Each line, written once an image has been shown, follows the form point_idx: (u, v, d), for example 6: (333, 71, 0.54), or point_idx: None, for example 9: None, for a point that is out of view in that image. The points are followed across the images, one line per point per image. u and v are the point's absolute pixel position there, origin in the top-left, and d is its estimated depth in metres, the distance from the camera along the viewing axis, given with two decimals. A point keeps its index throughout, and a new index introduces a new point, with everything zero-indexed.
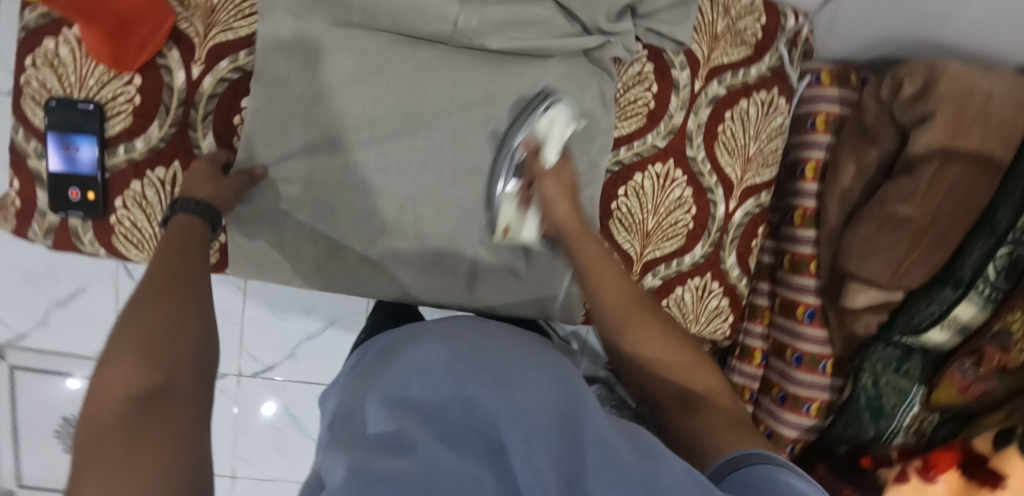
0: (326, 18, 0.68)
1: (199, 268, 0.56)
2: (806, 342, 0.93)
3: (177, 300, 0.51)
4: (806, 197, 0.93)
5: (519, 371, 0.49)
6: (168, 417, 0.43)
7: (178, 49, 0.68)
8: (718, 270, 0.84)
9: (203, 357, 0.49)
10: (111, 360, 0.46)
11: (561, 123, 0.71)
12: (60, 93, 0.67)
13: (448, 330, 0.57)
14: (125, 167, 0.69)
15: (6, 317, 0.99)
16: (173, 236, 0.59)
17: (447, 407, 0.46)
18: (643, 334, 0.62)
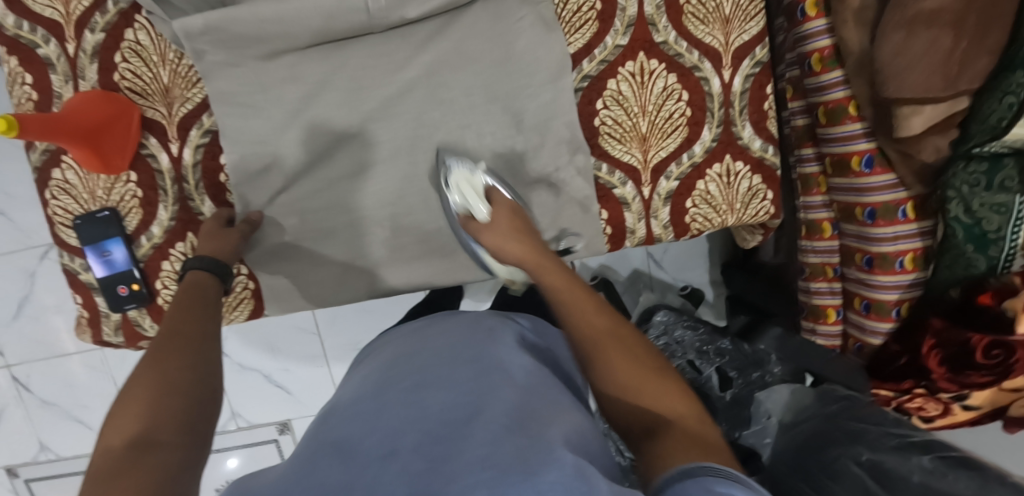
0: (256, 55, 0.69)
1: (208, 321, 0.60)
2: (874, 194, 0.83)
3: (184, 356, 0.54)
4: (818, 36, 0.82)
5: (441, 376, 0.53)
6: (150, 467, 0.44)
7: (153, 135, 0.73)
8: (736, 149, 0.76)
9: (200, 404, 0.51)
10: (118, 411, 0.49)
11: (465, 181, 0.70)
12: (80, 211, 0.75)
13: (412, 338, 0.63)
14: (153, 253, 0.76)
15: None
16: (185, 292, 0.63)
17: (362, 405, 0.52)
18: (611, 354, 0.52)
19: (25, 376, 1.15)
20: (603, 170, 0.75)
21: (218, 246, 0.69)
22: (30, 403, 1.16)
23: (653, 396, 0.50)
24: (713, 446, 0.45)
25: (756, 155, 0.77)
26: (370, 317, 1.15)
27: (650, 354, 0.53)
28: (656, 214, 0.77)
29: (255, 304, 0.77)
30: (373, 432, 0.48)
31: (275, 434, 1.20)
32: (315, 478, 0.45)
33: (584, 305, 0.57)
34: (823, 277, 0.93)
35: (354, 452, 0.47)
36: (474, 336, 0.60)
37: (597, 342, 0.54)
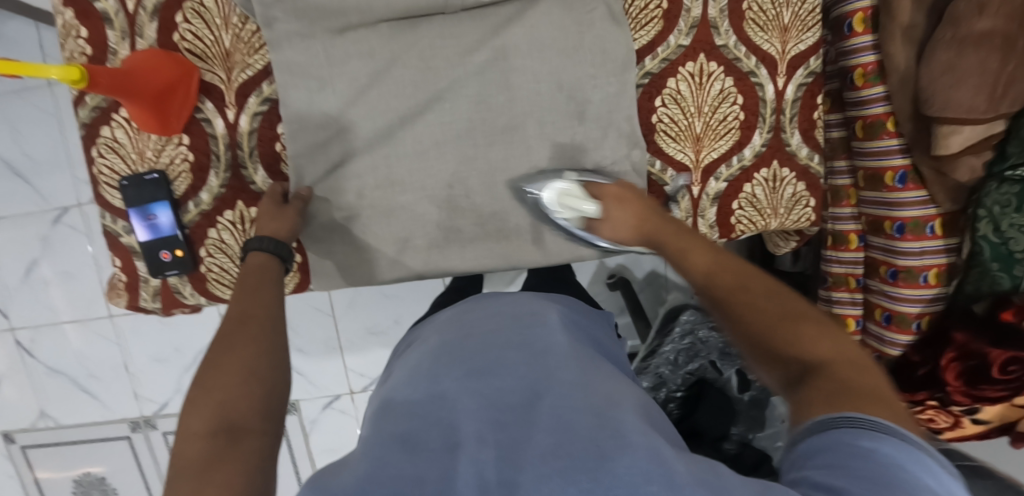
0: (326, 27, 0.70)
1: (272, 305, 0.61)
2: (906, 209, 0.86)
3: (253, 342, 0.56)
4: (864, 52, 0.85)
5: (498, 361, 0.54)
6: (239, 453, 0.46)
7: (210, 100, 0.73)
8: (784, 155, 0.78)
9: (274, 388, 0.53)
10: (197, 400, 0.50)
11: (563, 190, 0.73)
12: (127, 172, 0.73)
13: (454, 325, 0.63)
14: (199, 220, 0.75)
15: (147, 395, 1.15)
16: (249, 276, 0.64)
17: (421, 398, 0.53)
18: (750, 309, 0.58)
19: (29, 342, 1.12)
20: (657, 166, 0.77)
21: (275, 223, 0.68)
22: (32, 369, 1.13)
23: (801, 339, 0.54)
24: (870, 391, 0.48)
25: (803, 162, 0.79)
26: (389, 301, 1.14)
27: (791, 303, 0.58)
28: (702, 214, 0.79)
29: (301, 277, 0.78)
30: (437, 425, 0.49)
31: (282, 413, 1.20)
32: (388, 469, 0.45)
33: (709, 262, 0.64)
34: (846, 287, 0.96)
35: (421, 446, 0.47)
36: (518, 322, 0.60)
37: (737, 298, 0.60)
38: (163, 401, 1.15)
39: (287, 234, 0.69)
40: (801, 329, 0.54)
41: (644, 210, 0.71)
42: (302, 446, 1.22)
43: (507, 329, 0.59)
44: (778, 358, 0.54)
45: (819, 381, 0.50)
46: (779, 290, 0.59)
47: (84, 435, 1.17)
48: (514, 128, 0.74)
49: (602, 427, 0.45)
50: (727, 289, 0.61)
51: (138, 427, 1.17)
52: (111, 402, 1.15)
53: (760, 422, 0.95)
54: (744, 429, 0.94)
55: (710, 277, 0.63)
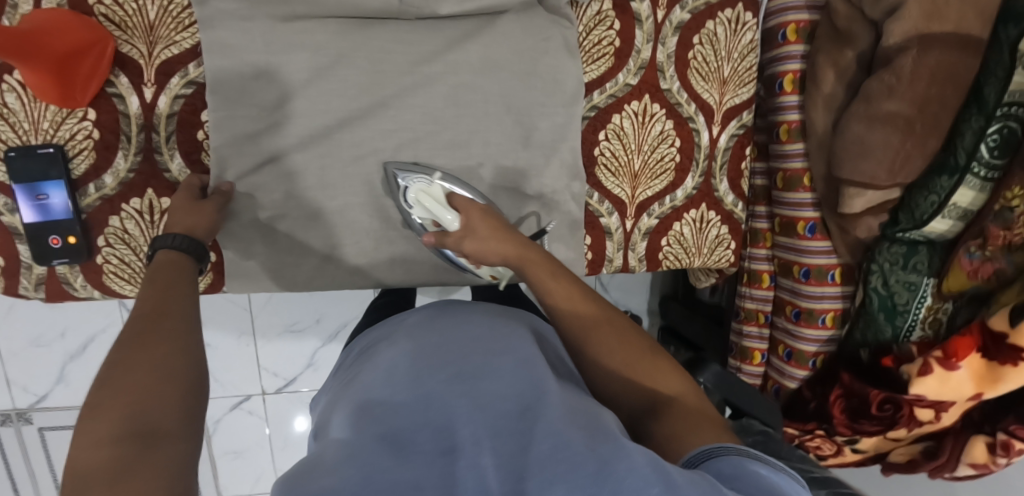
0: (270, 14, 0.65)
1: (187, 304, 0.53)
2: (812, 256, 0.93)
3: (166, 341, 0.48)
4: (789, 111, 0.91)
5: (483, 361, 0.49)
6: (157, 462, 0.39)
7: (126, 74, 0.66)
8: (711, 199, 0.83)
9: (196, 391, 0.46)
10: (100, 405, 0.42)
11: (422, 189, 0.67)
12: (16, 143, 0.64)
13: (423, 322, 0.57)
14: (100, 205, 0.68)
15: (20, 385, 1.01)
16: (161, 271, 0.57)
17: (401, 398, 0.46)
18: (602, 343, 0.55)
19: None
20: (595, 198, 0.79)
21: (191, 219, 0.63)
22: None
23: (647, 375, 0.54)
24: (713, 421, 0.50)
25: (728, 208, 0.84)
26: (310, 299, 1.08)
27: (638, 336, 0.56)
28: (633, 247, 0.81)
29: (216, 278, 0.72)
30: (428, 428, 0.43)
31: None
32: (381, 476, 0.38)
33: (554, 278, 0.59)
34: (755, 322, 1.01)
35: (412, 451, 0.41)
36: (498, 322, 0.56)
37: (603, 329, 0.56)
38: (40, 394, 1.02)
39: (204, 235, 0.63)
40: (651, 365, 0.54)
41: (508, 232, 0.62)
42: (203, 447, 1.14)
43: (491, 327, 0.54)
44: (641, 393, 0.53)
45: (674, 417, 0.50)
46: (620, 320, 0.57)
47: None
48: (459, 144, 0.72)
49: (601, 437, 0.42)
50: (588, 321, 0.56)
51: (8, 420, 1.03)
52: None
53: None
54: None
55: (571, 305, 0.57)
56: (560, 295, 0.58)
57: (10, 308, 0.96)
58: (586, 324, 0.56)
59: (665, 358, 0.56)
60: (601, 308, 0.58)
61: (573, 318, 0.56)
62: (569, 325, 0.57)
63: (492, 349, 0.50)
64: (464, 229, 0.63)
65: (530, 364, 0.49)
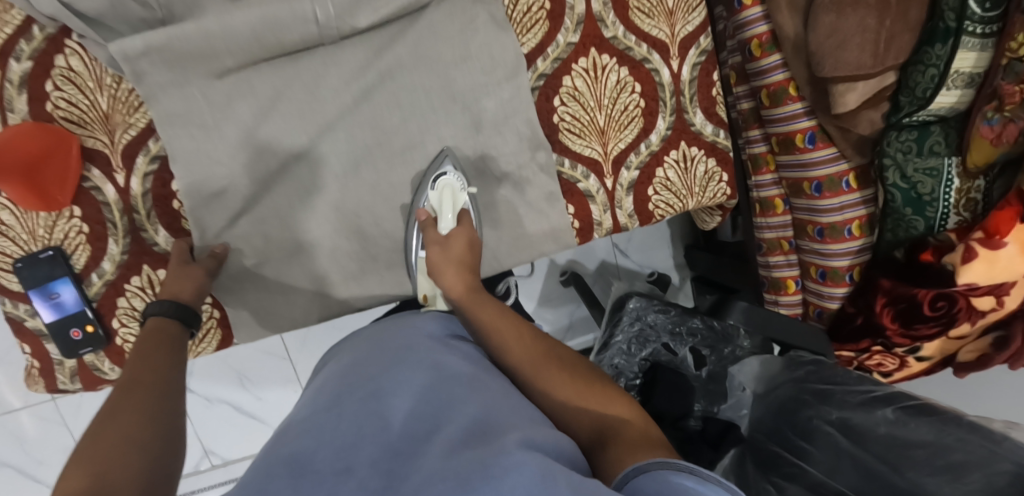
0: (202, 74, 0.67)
1: (176, 373, 0.58)
2: (819, 168, 0.86)
3: (146, 402, 0.53)
4: (756, 22, 0.85)
5: (398, 379, 0.53)
6: None
7: (95, 166, 0.70)
8: (689, 135, 0.79)
9: (171, 450, 0.50)
10: (78, 458, 0.46)
11: (452, 190, 0.72)
12: (20, 254, 0.70)
13: (364, 345, 0.62)
14: (106, 291, 0.72)
15: None
16: (148, 337, 0.61)
17: (314, 419, 0.51)
18: (552, 381, 0.58)
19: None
20: (566, 165, 0.77)
21: (177, 284, 0.66)
22: None
23: (589, 402, 0.57)
24: (656, 442, 0.51)
25: (709, 139, 0.80)
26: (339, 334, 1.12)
27: (584, 374, 0.60)
28: (619, 205, 0.79)
29: (224, 332, 0.76)
30: (330, 448, 0.46)
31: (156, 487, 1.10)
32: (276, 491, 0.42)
33: (513, 335, 0.62)
34: (779, 251, 0.96)
35: (312, 477, 0.44)
36: (429, 334, 0.61)
37: (550, 369, 0.59)
38: None
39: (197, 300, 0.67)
40: (596, 397, 0.57)
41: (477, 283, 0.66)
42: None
43: (422, 347, 0.58)
44: (591, 421, 0.55)
45: (621, 440, 0.52)
46: (569, 365, 0.61)
47: None
48: (416, 148, 0.73)
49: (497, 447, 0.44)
50: (536, 365, 0.60)
51: None
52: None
53: (721, 394, 0.96)
54: (706, 405, 0.95)
55: (520, 349, 0.61)
56: (511, 338, 0.61)
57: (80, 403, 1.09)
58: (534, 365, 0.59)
59: (607, 387, 0.59)
60: (544, 350, 0.62)
61: (519, 363, 0.60)
62: (518, 367, 0.60)
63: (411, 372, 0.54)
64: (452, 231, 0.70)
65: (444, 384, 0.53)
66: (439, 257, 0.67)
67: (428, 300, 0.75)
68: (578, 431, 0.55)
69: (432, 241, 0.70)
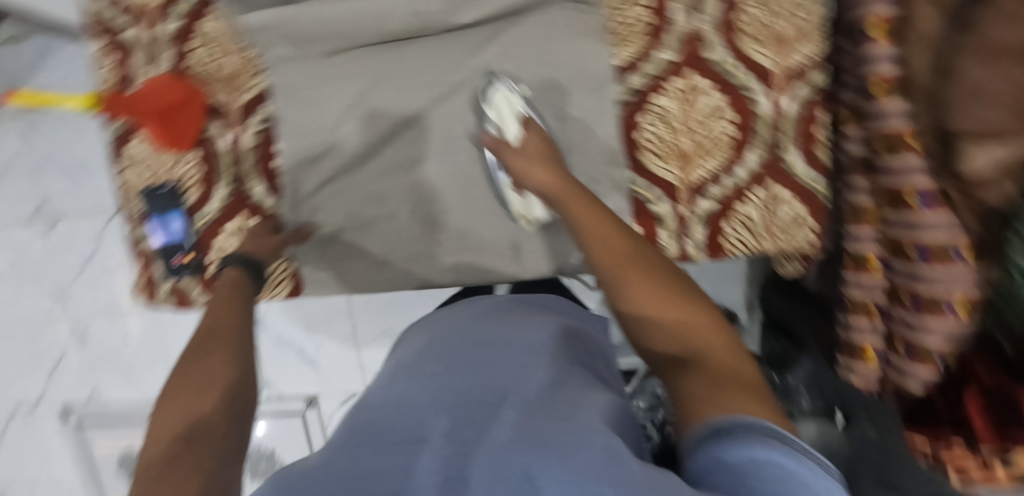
0: (318, 50, 0.74)
1: (244, 322, 0.62)
2: (929, 230, 0.69)
3: (217, 352, 0.56)
4: (881, 63, 0.73)
5: (472, 359, 0.53)
6: (203, 453, 0.46)
7: (217, 119, 0.78)
8: (781, 174, 0.74)
9: (239, 394, 0.53)
10: (166, 408, 0.51)
11: (507, 98, 0.72)
12: (146, 185, 0.81)
13: (440, 328, 0.62)
14: (208, 228, 0.82)
15: None
16: (222, 289, 0.67)
17: (387, 396, 0.50)
18: (642, 289, 0.53)
19: (66, 336, 1.31)
20: (641, 184, 0.75)
21: (256, 244, 0.74)
22: (83, 356, 1.31)
23: (682, 326, 0.50)
24: (749, 383, 0.44)
25: (804, 183, 0.74)
26: (400, 304, 1.19)
27: (677, 287, 0.54)
28: (690, 233, 0.76)
29: (294, 285, 0.81)
30: (403, 420, 0.46)
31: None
32: (346, 461, 0.42)
33: (611, 239, 0.59)
34: (865, 315, 0.78)
35: (387, 441, 0.43)
36: (501, 322, 0.60)
37: (631, 273, 0.55)
38: None
39: (264, 252, 0.74)
40: (686, 318, 0.50)
41: (584, 200, 0.64)
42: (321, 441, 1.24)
43: (493, 334, 0.57)
44: (674, 344, 0.49)
45: (694, 371, 0.46)
46: (670, 279, 0.54)
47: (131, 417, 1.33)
48: None
49: (567, 430, 0.40)
50: (625, 269, 0.55)
51: None
52: (147, 389, 1.32)
53: None
54: None
55: (605, 253, 0.57)
56: (595, 238, 0.59)
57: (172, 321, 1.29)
58: (616, 269, 0.56)
59: (698, 305, 0.52)
60: (632, 254, 0.57)
61: (606, 266, 0.56)
62: (603, 270, 0.56)
63: (480, 358, 0.53)
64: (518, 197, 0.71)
65: (511, 368, 0.51)
66: (525, 169, 0.67)
67: (528, 221, 0.75)
68: (651, 347, 0.51)
69: (509, 154, 0.68)
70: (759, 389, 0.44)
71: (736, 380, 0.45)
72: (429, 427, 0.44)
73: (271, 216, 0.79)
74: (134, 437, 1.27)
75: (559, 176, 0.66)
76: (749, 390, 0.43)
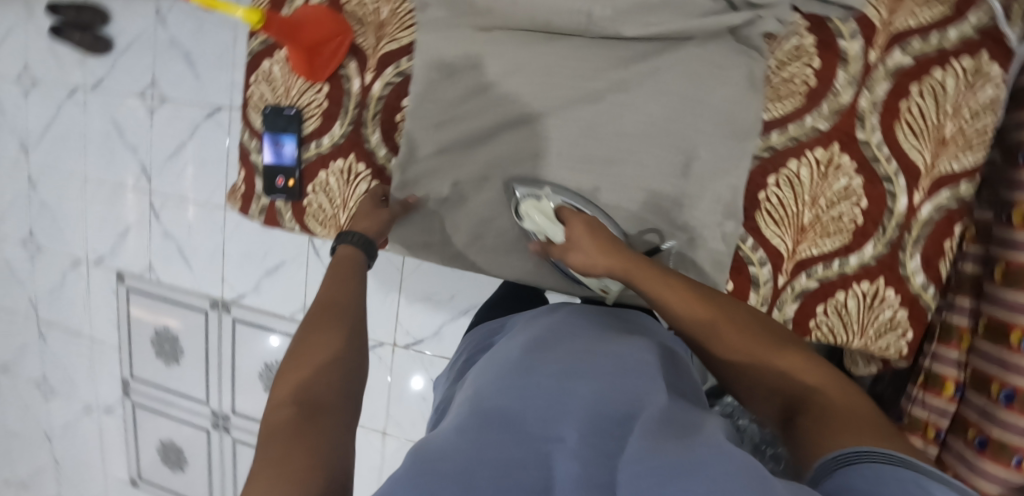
0: (470, 24, 0.74)
1: (355, 292, 0.72)
2: (1017, 377, 0.75)
3: (331, 327, 0.67)
4: None
5: (586, 365, 0.58)
6: (323, 421, 0.57)
7: (355, 60, 0.79)
8: (893, 275, 0.71)
9: (352, 369, 0.64)
10: (289, 374, 0.62)
11: (534, 205, 0.73)
12: (271, 102, 0.85)
13: (546, 324, 0.69)
14: (315, 159, 0.84)
15: (231, 282, 1.45)
16: (341, 265, 0.75)
17: (508, 379, 0.57)
18: (734, 343, 0.60)
19: (159, 207, 1.46)
20: (748, 243, 0.74)
21: (365, 222, 0.78)
22: (154, 231, 1.47)
23: (773, 359, 0.58)
24: (860, 415, 0.51)
25: (914, 290, 0.71)
26: (448, 275, 1.27)
27: (760, 332, 0.61)
28: (781, 305, 0.74)
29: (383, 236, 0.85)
30: (535, 411, 0.53)
31: (208, 306, 1.47)
32: (489, 452, 0.48)
33: (680, 291, 0.62)
34: (921, 431, 0.86)
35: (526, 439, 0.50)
36: (599, 336, 0.65)
37: (728, 332, 0.60)
38: (241, 292, 1.44)
39: (376, 234, 0.78)
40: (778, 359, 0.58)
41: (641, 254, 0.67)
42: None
43: (600, 336, 0.64)
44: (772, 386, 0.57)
45: (817, 412, 0.52)
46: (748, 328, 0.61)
47: (181, 296, 1.48)
48: (615, 162, 0.74)
49: (694, 446, 0.47)
50: (707, 324, 0.61)
51: (216, 306, 1.46)
52: (202, 275, 1.46)
53: None
54: None
55: (693, 313, 0.62)
56: (682, 304, 0.62)
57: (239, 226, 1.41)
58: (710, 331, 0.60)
59: (793, 350, 0.59)
60: (720, 312, 0.62)
61: (685, 318, 0.61)
62: (688, 327, 0.61)
63: (598, 357, 0.59)
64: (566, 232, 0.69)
65: (630, 370, 0.58)
66: (581, 264, 0.66)
67: (609, 292, 0.76)
68: (767, 395, 0.58)
69: (565, 251, 0.68)
70: (880, 422, 0.51)
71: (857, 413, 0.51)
72: (562, 427, 0.51)
73: (380, 168, 0.81)
74: (188, 316, 1.47)
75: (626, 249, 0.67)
76: (871, 428, 0.49)
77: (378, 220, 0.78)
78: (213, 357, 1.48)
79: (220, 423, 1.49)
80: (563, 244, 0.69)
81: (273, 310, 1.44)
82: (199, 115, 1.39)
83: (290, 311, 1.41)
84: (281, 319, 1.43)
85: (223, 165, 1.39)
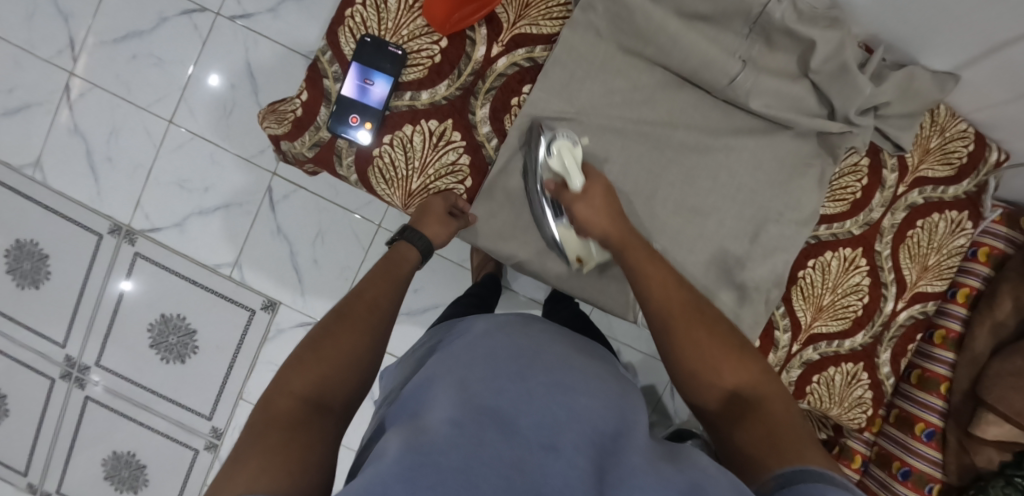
0: (615, 41, 0.78)
1: (385, 293, 0.70)
2: (917, 459, 0.96)
3: (355, 323, 0.64)
4: (979, 334, 0.93)
5: (582, 379, 0.59)
6: (321, 425, 0.54)
7: (487, 28, 0.78)
8: (870, 362, 0.88)
9: (366, 384, 0.62)
10: (305, 358, 0.60)
11: (567, 147, 0.73)
12: (374, 32, 0.77)
13: (531, 333, 0.67)
14: (404, 111, 0.78)
15: (146, 210, 1.22)
16: (391, 263, 0.76)
17: (501, 376, 0.57)
18: (689, 339, 0.61)
19: (76, 94, 1.21)
20: (778, 310, 0.86)
21: (435, 229, 0.78)
22: (60, 121, 1.21)
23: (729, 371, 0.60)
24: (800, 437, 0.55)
25: (880, 377, 0.90)
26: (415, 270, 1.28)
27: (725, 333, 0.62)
28: (788, 369, 0.87)
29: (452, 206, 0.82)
30: (528, 415, 0.52)
31: (104, 230, 1.22)
32: (483, 452, 0.48)
33: (663, 286, 0.65)
34: None
35: (520, 440, 0.50)
36: (591, 359, 0.67)
37: (685, 326, 0.62)
38: (155, 224, 1.22)
39: (440, 240, 0.79)
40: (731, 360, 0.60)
41: (617, 216, 0.72)
42: (252, 346, 1.24)
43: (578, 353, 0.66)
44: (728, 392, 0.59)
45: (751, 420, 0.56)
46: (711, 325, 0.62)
47: (69, 207, 1.22)
48: (699, 211, 0.81)
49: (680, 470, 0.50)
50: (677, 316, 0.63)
51: (116, 232, 1.22)
52: (109, 191, 1.22)
53: None
54: None
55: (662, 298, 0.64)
56: (651, 287, 0.65)
57: (182, 146, 1.21)
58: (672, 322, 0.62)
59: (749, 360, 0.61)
60: (688, 305, 0.64)
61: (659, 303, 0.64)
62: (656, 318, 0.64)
63: (589, 375, 0.61)
64: (583, 193, 0.72)
65: (626, 400, 0.60)
66: (583, 217, 0.72)
67: (583, 263, 0.78)
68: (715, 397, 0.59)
69: (574, 204, 0.72)
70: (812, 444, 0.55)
71: (795, 436, 0.55)
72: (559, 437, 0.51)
73: (477, 143, 0.79)
74: (73, 232, 1.22)
75: (620, 226, 0.71)
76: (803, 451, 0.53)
77: (449, 227, 0.78)
78: (89, 290, 1.23)
79: (74, 374, 1.25)
80: (581, 191, 0.72)
81: (189, 254, 1.24)
82: (172, 7, 1.19)
83: (216, 263, 1.23)
84: (199, 268, 1.23)
85: (184, 74, 1.20)
